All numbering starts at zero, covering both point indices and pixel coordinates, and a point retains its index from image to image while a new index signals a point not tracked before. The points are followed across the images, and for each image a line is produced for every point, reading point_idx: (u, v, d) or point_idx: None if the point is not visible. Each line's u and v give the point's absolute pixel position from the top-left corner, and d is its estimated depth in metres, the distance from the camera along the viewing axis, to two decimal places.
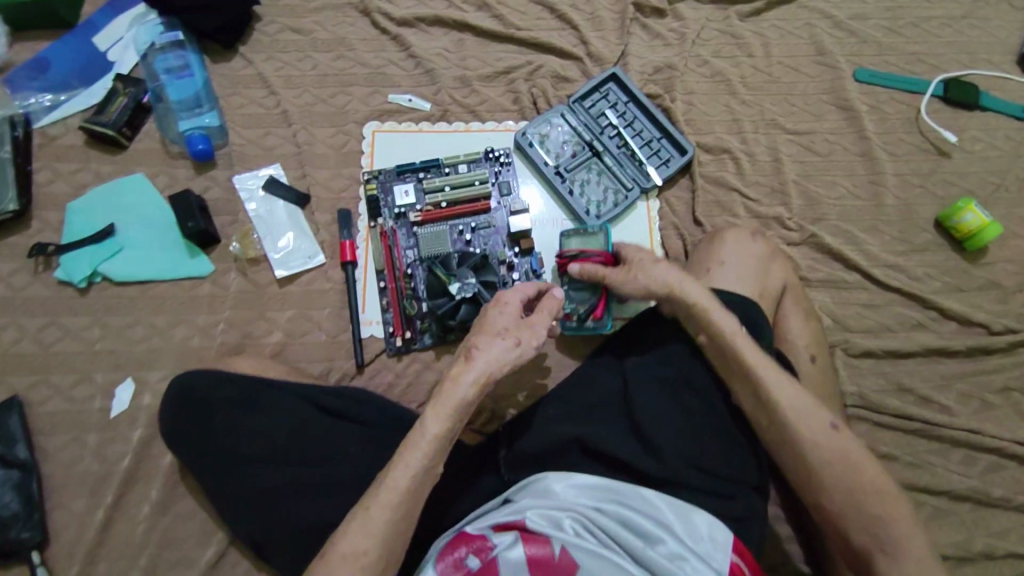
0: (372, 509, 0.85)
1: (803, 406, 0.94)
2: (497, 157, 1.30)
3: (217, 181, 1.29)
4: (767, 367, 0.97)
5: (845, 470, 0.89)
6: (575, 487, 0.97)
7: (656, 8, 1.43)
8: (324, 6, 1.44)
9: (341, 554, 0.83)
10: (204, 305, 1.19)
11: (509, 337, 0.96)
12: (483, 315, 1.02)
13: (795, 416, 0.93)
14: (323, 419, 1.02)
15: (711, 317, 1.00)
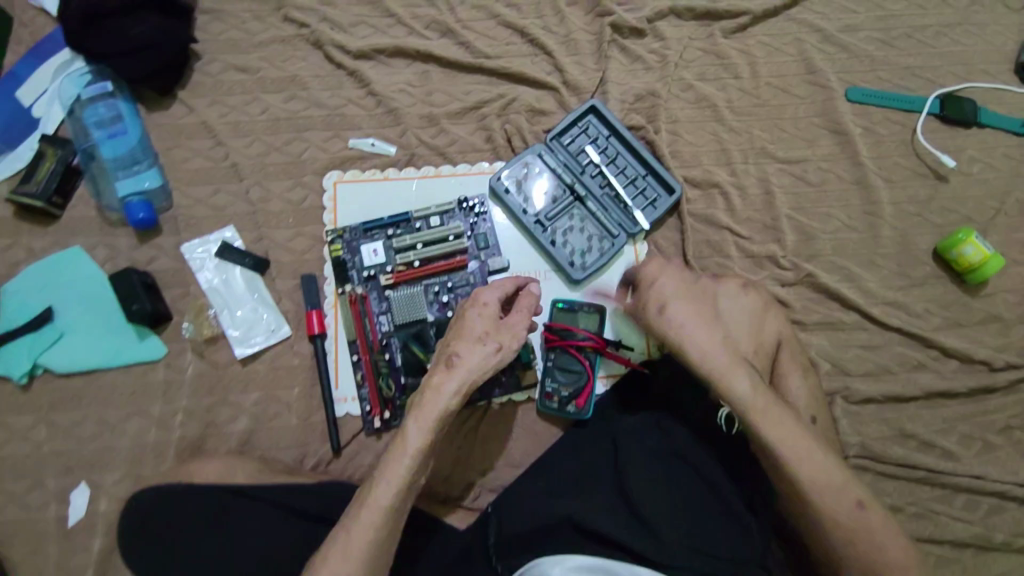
0: (354, 530, 0.82)
1: (825, 481, 0.86)
2: (472, 206, 1.20)
3: (163, 249, 1.17)
4: (783, 437, 0.87)
5: (866, 551, 0.85)
6: (573, 569, 0.85)
7: (634, 28, 1.32)
8: (272, 40, 1.31)
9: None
10: (159, 394, 1.11)
11: (491, 341, 0.90)
12: (459, 314, 0.97)
13: (819, 489, 0.86)
14: (298, 524, 0.96)
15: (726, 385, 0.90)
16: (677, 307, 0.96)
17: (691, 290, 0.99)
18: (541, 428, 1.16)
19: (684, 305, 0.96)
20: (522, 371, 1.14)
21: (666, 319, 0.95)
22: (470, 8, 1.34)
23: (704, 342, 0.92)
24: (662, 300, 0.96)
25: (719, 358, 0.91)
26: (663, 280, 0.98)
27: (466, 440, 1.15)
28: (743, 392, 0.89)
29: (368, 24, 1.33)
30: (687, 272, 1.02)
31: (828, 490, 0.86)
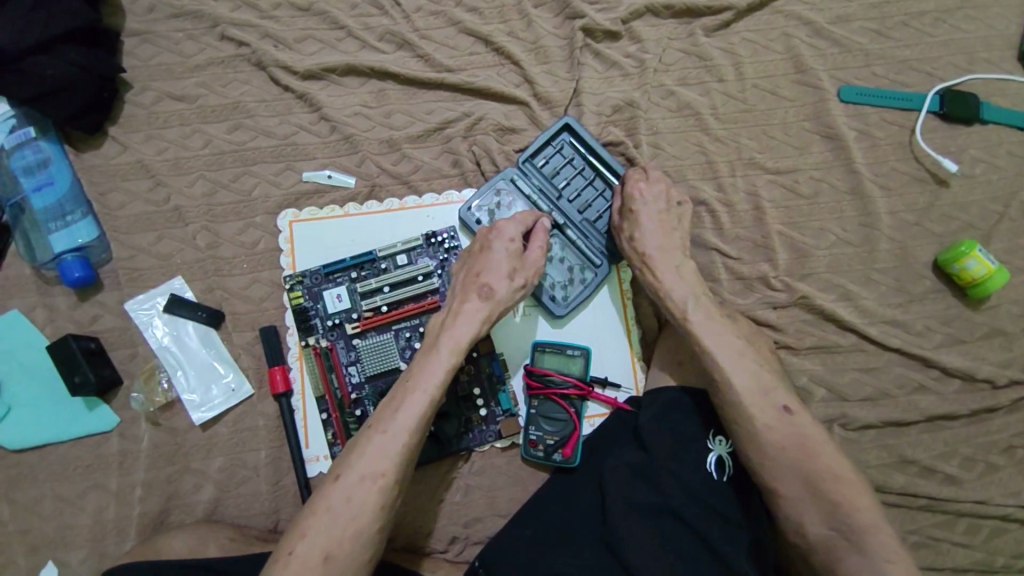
0: (391, 433, 0.86)
1: (756, 384, 0.91)
2: (441, 241, 1.11)
3: (107, 306, 1.09)
4: (720, 343, 0.94)
5: (799, 455, 0.86)
6: None
7: (608, 31, 1.21)
8: (209, 62, 1.19)
9: (359, 476, 0.83)
10: (115, 466, 1.04)
11: (517, 277, 0.99)
12: (482, 245, 1.02)
13: (747, 394, 0.90)
14: None
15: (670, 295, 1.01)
16: (645, 233, 1.05)
17: (669, 215, 1.07)
18: (528, 473, 1.09)
19: (655, 226, 1.06)
20: (504, 419, 1.07)
21: (633, 247, 1.06)
22: (427, 15, 1.22)
23: (659, 262, 1.03)
24: (634, 224, 1.06)
25: (668, 276, 1.02)
26: (642, 201, 1.07)
27: (450, 492, 1.08)
28: (683, 299, 1.00)
29: (316, 38, 1.21)
30: (671, 198, 1.09)
31: (759, 398, 0.90)
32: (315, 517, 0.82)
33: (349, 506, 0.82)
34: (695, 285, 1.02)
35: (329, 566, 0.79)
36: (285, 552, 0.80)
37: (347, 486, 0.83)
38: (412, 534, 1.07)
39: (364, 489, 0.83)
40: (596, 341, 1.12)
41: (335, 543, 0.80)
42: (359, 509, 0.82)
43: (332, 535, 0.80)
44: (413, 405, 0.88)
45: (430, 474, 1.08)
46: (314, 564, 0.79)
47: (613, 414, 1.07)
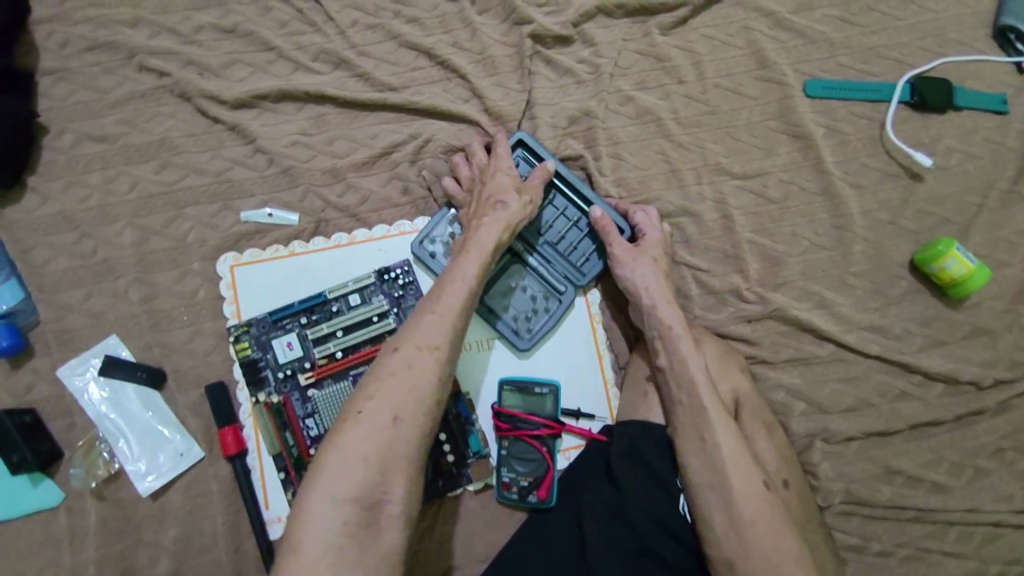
0: (438, 313, 0.86)
1: (739, 446, 0.89)
2: (395, 276, 1.05)
3: (38, 373, 1.01)
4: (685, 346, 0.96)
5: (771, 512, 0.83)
6: None
7: (558, 36, 1.13)
8: (130, 97, 1.09)
9: (415, 346, 0.83)
10: (63, 543, 0.97)
11: (525, 192, 1.02)
12: (488, 170, 1.04)
13: (728, 454, 0.88)
14: None
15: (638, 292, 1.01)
16: (638, 275, 1.02)
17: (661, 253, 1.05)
18: (503, 515, 1.03)
19: (652, 268, 1.02)
20: (474, 462, 1.02)
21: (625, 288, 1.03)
22: (364, 30, 1.14)
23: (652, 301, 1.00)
24: (625, 264, 1.02)
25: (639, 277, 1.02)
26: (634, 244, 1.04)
27: (422, 544, 1.01)
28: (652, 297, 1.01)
29: (244, 62, 1.12)
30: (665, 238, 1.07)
31: (739, 459, 0.87)
32: (377, 384, 0.80)
33: (409, 370, 0.81)
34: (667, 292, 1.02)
35: (399, 427, 0.77)
36: (352, 414, 0.78)
37: (407, 354, 0.82)
38: None
39: (421, 357, 0.82)
40: (566, 372, 1.07)
41: (402, 404, 0.79)
42: (420, 373, 0.81)
43: (397, 398, 0.79)
44: (459, 287, 0.90)
45: None
46: (383, 424, 0.77)
47: (588, 445, 1.02)
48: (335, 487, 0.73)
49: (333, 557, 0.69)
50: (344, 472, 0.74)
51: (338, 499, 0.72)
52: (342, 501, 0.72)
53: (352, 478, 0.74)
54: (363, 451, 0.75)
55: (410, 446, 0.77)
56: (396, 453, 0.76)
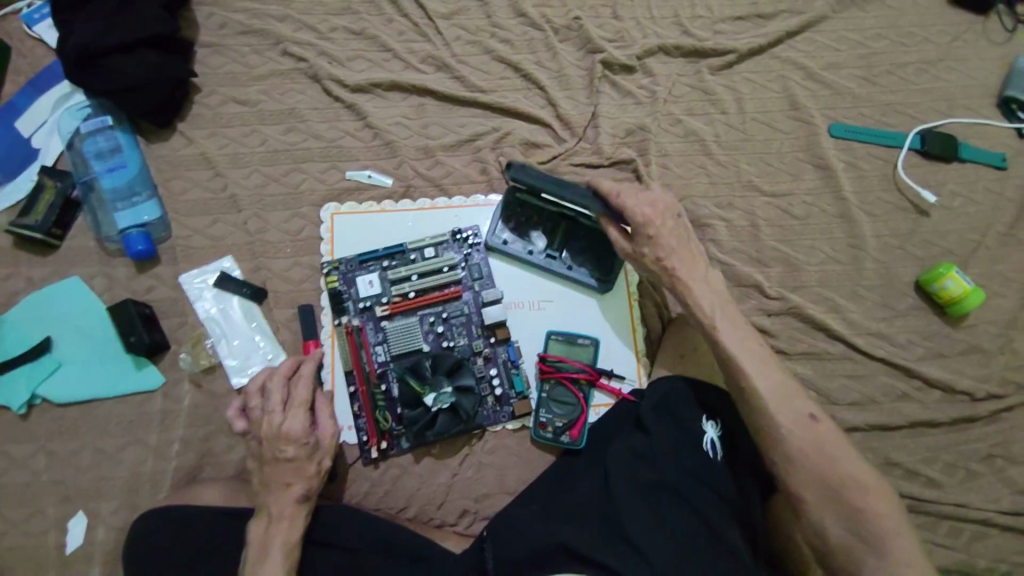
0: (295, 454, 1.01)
1: (780, 390, 0.95)
2: (466, 237, 1.23)
3: (161, 279, 1.19)
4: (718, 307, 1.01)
5: (821, 466, 0.90)
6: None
7: (624, 65, 1.37)
8: (271, 74, 1.33)
9: (301, 459, 1.01)
10: (154, 423, 1.12)
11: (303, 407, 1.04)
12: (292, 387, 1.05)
13: (770, 400, 0.94)
14: (310, 549, 1.05)
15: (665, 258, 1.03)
16: (671, 250, 1.03)
17: (676, 223, 1.05)
18: (536, 456, 1.17)
19: (673, 239, 1.04)
20: (517, 401, 1.16)
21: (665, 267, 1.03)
22: (465, 44, 1.38)
23: (690, 281, 1.03)
24: (657, 241, 1.03)
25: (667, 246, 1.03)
26: (655, 221, 1.04)
27: (463, 470, 1.17)
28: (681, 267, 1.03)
29: (365, 58, 1.37)
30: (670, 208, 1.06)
31: (790, 406, 0.94)
32: (289, 472, 1.01)
33: (318, 470, 1.02)
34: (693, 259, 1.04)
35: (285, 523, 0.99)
36: (280, 495, 1.00)
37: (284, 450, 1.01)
38: (424, 507, 1.15)
39: (314, 459, 1.02)
40: (606, 336, 1.21)
41: (301, 491, 1.00)
42: (325, 463, 1.03)
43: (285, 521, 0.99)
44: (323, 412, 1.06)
45: (448, 448, 1.17)
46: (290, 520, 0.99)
47: (617, 401, 1.15)
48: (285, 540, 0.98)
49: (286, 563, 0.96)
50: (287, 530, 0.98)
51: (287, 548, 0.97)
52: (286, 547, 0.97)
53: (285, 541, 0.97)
54: (279, 538, 0.98)
55: (295, 529, 0.99)
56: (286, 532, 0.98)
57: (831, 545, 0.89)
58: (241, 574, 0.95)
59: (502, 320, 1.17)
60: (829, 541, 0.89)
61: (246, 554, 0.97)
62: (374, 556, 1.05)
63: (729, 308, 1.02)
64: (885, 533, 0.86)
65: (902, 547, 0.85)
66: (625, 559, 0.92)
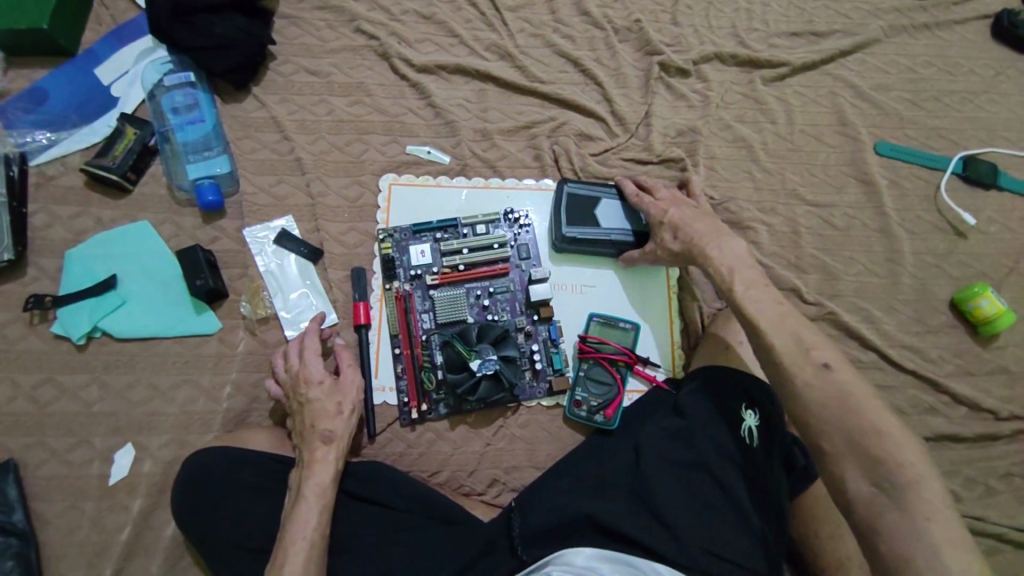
0: (321, 399, 1.06)
1: (794, 344, 0.92)
2: (517, 218, 1.28)
3: (225, 231, 1.26)
4: (731, 263, 1.03)
5: (841, 415, 0.86)
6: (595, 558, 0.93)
7: (681, 68, 1.42)
8: (343, 48, 1.39)
9: (327, 407, 1.06)
10: (209, 365, 1.19)
11: (315, 353, 1.10)
12: (302, 340, 1.12)
13: (784, 352, 0.92)
14: (346, 501, 1.08)
15: (680, 223, 1.11)
16: (690, 227, 1.09)
17: (696, 211, 1.13)
18: (567, 433, 1.21)
19: (692, 219, 1.11)
20: (554, 377, 1.20)
21: (682, 237, 1.09)
22: (528, 36, 1.43)
23: (708, 245, 1.05)
24: (673, 223, 1.12)
25: (686, 219, 1.11)
26: (669, 210, 1.14)
27: (495, 440, 1.20)
28: (695, 233, 1.08)
29: (432, 41, 1.42)
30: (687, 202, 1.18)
31: (798, 357, 0.91)
32: (315, 415, 1.05)
33: (340, 411, 1.06)
34: (709, 225, 1.09)
35: (320, 468, 1.01)
36: (314, 445, 1.03)
37: (313, 394, 1.07)
38: (455, 473, 1.18)
39: (335, 400, 1.07)
40: (645, 324, 1.26)
41: (327, 433, 1.03)
42: (346, 406, 1.07)
43: (320, 467, 1.01)
44: (343, 364, 1.11)
45: (483, 418, 1.21)
46: (325, 467, 1.01)
47: (650, 388, 1.19)
48: (319, 483, 0.99)
49: (322, 507, 0.98)
50: (320, 475, 1.00)
51: (321, 490, 0.99)
52: (322, 488, 0.99)
53: (321, 485, 0.99)
54: (314, 481, 0.99)
55: (328, 470, 1.01)
56: (319, 476, 1.00)
57: (855, 504, 0.83)
58: (282, 517, 0.98)
59: (547, 298, 1.21)
60: (852, 492, 0.83)
61: (290, 498, 1.00)
62: (408, 513, 1.09)
63: (744, 267, 1.02)
64: (916, 481, 0.80)
65: (931, 501, 0.79)
66: (653, 533, 0.96)
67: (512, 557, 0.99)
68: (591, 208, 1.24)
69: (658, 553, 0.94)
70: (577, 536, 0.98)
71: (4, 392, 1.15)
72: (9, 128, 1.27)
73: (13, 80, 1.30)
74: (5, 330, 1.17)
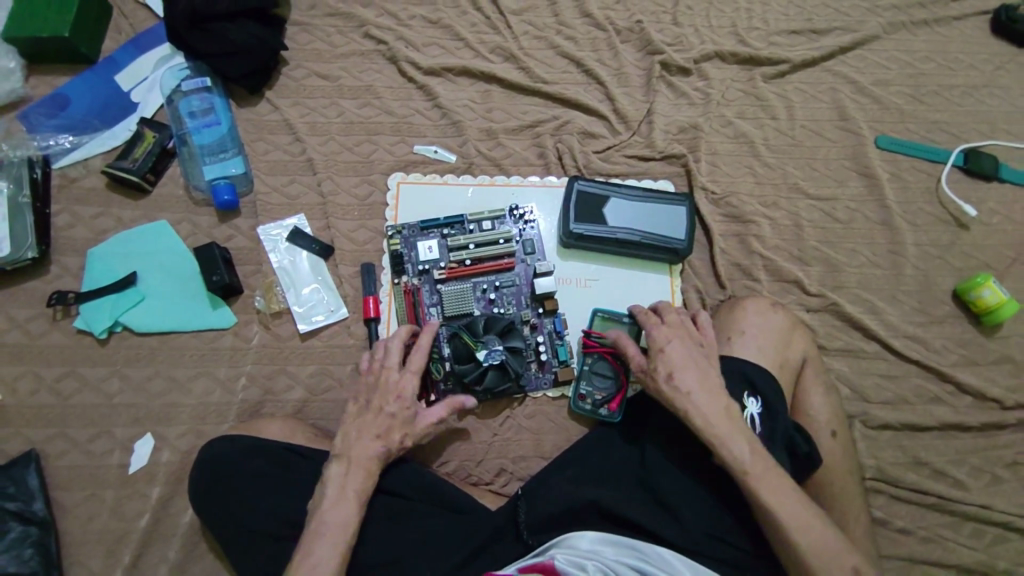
0: (375, 404, 1.06)
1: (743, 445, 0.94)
2: (522, 214, 1.31)
3: (240, 230, 1.30)
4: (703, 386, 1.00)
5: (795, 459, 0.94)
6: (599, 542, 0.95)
7: (681, 67, 1.44)
8: (353, 53, 1.44)
9: (381, 415, 1.05)
10: (225, 358, 1.22)
11: (393, 363, 1.10)
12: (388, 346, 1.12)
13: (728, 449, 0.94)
14: None
15: (672, 368, 1.03)
16: (679, 374, 1.02)
17: (699, 356, 1.05)
18: (572, 425, 1.23)
19: (694, 368, 1.03)
20: (559, 368, 1.23)
21: (676, 386, 1.01)
22: (532, 38, 1.47)
23: (698, 410, 0.98)
24: (665, 363, 1.04)
25: (682, 370, 1.03)
26: (671, 344, 1.06)
27: (503, 431, 1.23)
28: (684, 389, 1.00)
29: (438, 45, 1.46)
30: (694, 335, 1.09)
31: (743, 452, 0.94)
32: (367, 423, 1.05)
33: (394, 426, 1.05)
34: (707, 394, 1.00)
35: (358, 469, 1.00)
36: (359, 445, 1.02)
37: (389, 404, 1.07)
38: (463, 463, 1.21)
39: (390, 414, 1.05)
40: None
41: (383, 443, 1.03)
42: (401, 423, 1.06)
43: (359, 469, 1.00)
44: (412, 368, 1.10)
45: (489, 408, 1.24)
46: (363, 469, 1.00)
47: None
48: (355, 482, 0.99)
49: (354, 504, 0.97)
50: (356, 474, 1.00)
51: (356, 490, 0.99)
52: (358, 490, 0.99)
53: (356, 485, 0.99)
54: (352, 481, 0.99)
55: (373, 480, 1.01)
56: (356, 477, 0.99)
57: None
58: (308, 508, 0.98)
59: (551, 291, 1.23)
60: None
61: (320, 490, 0.99)
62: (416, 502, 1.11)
63: (737, 436, 0.95)
64: None
65: None
66: (657, 519, 0.98)
67: (518, 542, 1.02)
68: (599, 206, 1.27)
69: (661, 537, 0.96)
70: (582, 521, 1.01)
71: (28, 385, 1.19)
72: (32, 133, 1.33)
73: (36, 87, 1.36)
74: (29, 326, 1.22)
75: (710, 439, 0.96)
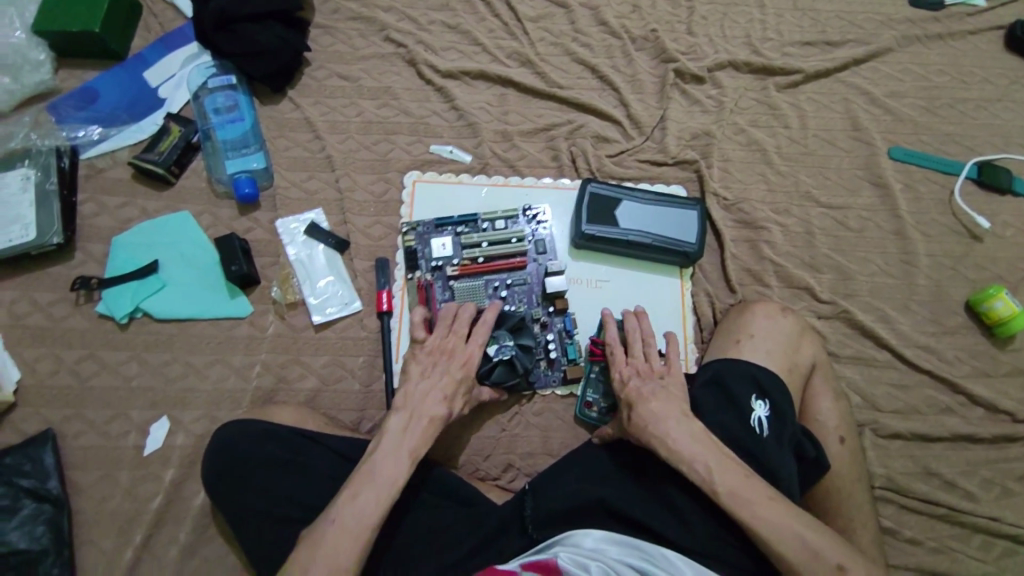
0: (440, 366, 1.06)
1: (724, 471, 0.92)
2: (535, 214, 1.32)
3: (259, 222, 1.33)
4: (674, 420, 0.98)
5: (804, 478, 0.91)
6: (604, 542, 0.94)
7: (695, 75, 1.46)
8: (374, 55, 1.47)
9: (443, 379, 1.05)
10: (240, 346, 1.25)
11: (464, 332, 1.11)
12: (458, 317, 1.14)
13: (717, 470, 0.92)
14: None
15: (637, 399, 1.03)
16: (647, 404, 1.01)
17: (661, 385, 1.04)
18: (580, 423, 1.24)
19: (655, 399, 1.02)
20: (568, 366, 1.23)
21: (641, 417, 1.00)
22: (549, 45, 1.50)
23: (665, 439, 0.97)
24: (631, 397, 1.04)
25: (650, 400, 1.02)
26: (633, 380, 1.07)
27: (511, 427, 1.24)
28: (653, 419, 0.99)
29: (457, 49, 1.49)
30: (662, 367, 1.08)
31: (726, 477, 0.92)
32: (431, 384, 1.04)
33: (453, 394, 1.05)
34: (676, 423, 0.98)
35: (416, 426, 0.99)
36: (418, 403, 1.01)
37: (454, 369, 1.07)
38: (472, 457, 1.22)
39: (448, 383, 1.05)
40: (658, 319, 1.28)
41: (448, 406, 1.03)
42: (458, 392, 1.06)
43: (417, 427, 0.99)
44: (478, 338, 1.11)
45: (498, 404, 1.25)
46: (421, 426, 0.99)
47: None
48: (412, 440, 0.97)
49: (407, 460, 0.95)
50: (415, 431, 0.98)
51: (410, 449, 0.96)
52: (413, 449, 0.97)
53: (412, 443, 0.97)
54: (409, 438, 0.97)
55: (430, 440, 0.99)
56: (414, 434, 0.98)
57: None
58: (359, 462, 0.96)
59: (562, 290, 1.24)
60: None
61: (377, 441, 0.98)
62: None
63: (711, 458, 0.94)
64: None
65: None
66: (665, 518, 0.98)
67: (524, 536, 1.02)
68: (612, 208, 1.28)
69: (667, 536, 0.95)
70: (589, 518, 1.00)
71: (48, 367, 1.22)
72: (62, 124, 1.37)
73: (66, 80, 1.41)
74: (52, 309, 1.26)
75: (690, 459, 0.94)
